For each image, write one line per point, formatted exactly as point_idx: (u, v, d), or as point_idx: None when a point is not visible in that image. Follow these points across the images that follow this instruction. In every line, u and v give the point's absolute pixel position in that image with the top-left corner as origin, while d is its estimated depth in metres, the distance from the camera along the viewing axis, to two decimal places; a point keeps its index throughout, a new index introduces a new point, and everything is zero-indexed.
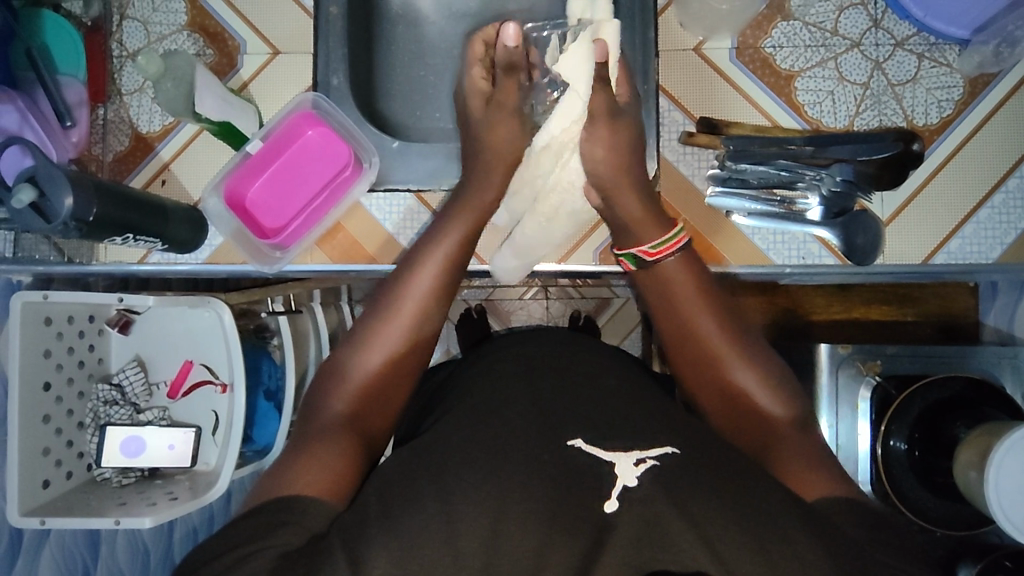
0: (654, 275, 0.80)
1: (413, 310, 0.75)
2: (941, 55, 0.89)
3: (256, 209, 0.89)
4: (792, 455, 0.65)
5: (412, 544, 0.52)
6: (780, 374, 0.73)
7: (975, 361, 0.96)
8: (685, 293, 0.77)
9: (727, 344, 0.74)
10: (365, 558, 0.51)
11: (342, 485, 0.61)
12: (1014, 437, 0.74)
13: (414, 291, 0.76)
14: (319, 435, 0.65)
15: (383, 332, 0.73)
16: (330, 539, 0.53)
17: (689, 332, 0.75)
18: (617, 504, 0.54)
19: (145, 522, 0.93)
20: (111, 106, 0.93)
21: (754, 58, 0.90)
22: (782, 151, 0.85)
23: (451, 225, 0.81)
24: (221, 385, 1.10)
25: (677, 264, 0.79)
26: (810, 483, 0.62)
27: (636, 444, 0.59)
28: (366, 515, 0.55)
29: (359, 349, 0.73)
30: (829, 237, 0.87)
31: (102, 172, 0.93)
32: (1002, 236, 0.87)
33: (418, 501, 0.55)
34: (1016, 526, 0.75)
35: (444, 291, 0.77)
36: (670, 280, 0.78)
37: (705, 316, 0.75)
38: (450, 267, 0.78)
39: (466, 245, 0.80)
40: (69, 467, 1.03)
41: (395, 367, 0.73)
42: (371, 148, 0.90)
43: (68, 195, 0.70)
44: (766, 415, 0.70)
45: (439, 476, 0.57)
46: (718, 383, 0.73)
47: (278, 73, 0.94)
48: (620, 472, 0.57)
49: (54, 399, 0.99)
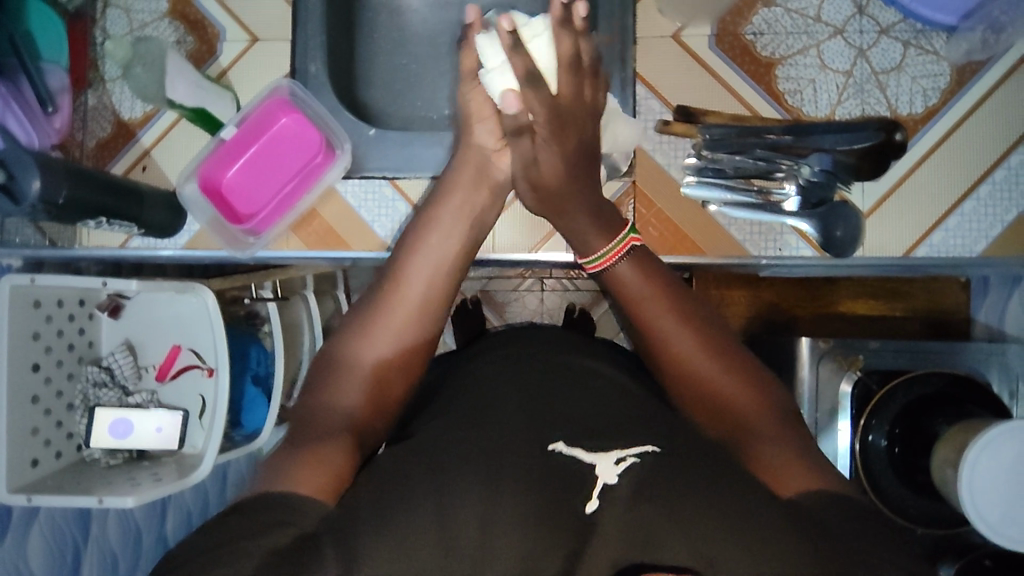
0: (612, 283, 0.79)
1: (417, 295, 0.75)
2: (927, 42, 0.86)
3: (231, 195, 0.90)
4: (772, 456, 0.63)
5: (402, 541, 0.52)
6: (741, 356, 0.72)
7: (962, 358, 0.93)
8: (644, 298, 0.75)
9: (699, 348, 0.72)
10: (357, 556, 0.50)
11: (331, 478, 0.59)
12: (988, 435, 0.72)
13: (420, 274, 0.76)
14: (301, 430, 0.65)
15: (385, 322, 0.73)
16: (321, 537, 0.52)
17: (662, 340, 0.73)
18: (597, 504, 0.55)
19: (127, 501, 0.95)
20: (94, 92, 0.95)
21: (734, 46, 0.88)
22: (759, 140, 0.85)
23: (441, 208, 0.81)
24: (206, 369, 1.13)
25: (630, 268, 0.78)
26: (788, 480, 0.61)
27: (618, 442, 0.59)
28: (356, 513, 0.54)
29: (362, 336, 0.72)
30: (807, 229, 0.86)
31: (83, 158, 0.95)
32: (988, 228, 0.85)
33: (411, 499, 0.55)
34: (990, 526, 0.73)
35: (445, 280, 0.77)
36: (627, 285, 0.77)
37: (665, 312, 0.74)
38: (443, 255, 0.78)
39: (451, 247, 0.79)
40: (58, 447, 1.05)
41: (405, 360, 0.72)
42: (343, 135, 0.90)
43: (36, 177, 0.71)
44: (750, 418, 0.67)
45: (433, 475, 0.57)
46: (699, 393, 0.70)
47: (256, 61, 0.95)
48: (601, 472, 0.57)
49: (43, 379, 1.01)
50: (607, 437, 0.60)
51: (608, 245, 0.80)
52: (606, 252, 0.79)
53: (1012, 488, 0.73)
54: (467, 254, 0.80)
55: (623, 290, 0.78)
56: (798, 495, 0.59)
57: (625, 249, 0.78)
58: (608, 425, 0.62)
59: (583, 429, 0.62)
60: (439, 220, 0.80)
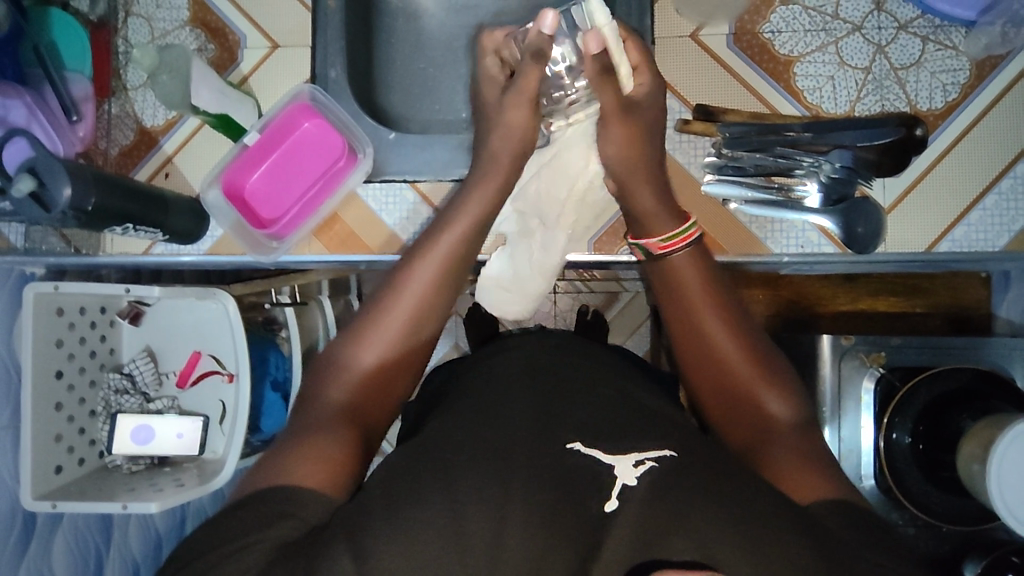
0: (663, 271, 0.78)
1: (410, 300, 0.74)
2: (946, 37, 0.86)
3: (254, 200, 0.91)
4: (782, 458, 0.63)
5: (414, 535, 0.52)
6: (770, 354, 0.71)
7: (985, 353, 0.93)
8: (697, 292, 0.74)
9: (733, 347, 0.71)
10: (367, 553, 0.51)
11: (337, 477, 0.60)
12: (1018, 431, 0.72)
13: (422, 272, 0.75)
14: (330, 429, 0.65)
15: (383, 324, 0.73)
16: (331, 529, 0.53)
17: (698, 333, 0.72)
18: (617, 504, 0.54)
19: (152, 506, 0.95)
20: (116, 101, 0.95)
21: (752, 44, 0.89)
22: (780, 138, 0.84)
23: (463, 215, 0.80)
24: (227, 375, 1.13)
25: (687, 263, 0.76)
26: (808, 488, 0.60)
27: (635, 445, 0.59)
28: (366, 506, 0.54)
29: (362, 332, 0.73)
30: (829, 225, 0.86)
31: (107, 165, 0.95)
32: (1010, 223, 0.85)
33: (421, 495, 0.55)
34: (1020, 521, 0.73)
35: (451, 280, 0.77)
36: (682, 277, 0.76)
37: (713, 307, 0.73)
38: (449, 262, 0.77)
39: (467, 245, 0.78)
40: (81, 453, 1.05)
41: (406, 353, 0.74)
42: (364, 138, 0.90)
43: (65, 184, 0.72)
44: (770, 420, 0.67)
45: (444, 473, 0.57)
46: (726, 389, 0.70)
47: (276, 67, 0.96)
48: (620, 473, 0.56)
49: (66, 386, 1.02)
50: (638, 435, 0.61)
51: (669, 233, 0.78)
52: (674, 236, 0.77)
53: None
54: (468, 258, 0.79)
55: (676, 280, 0.76)
56: (815, 504, 0.58)
57: (692, 237, 0.77)
58: (635, 421, 0.63)
59: (605, 429, 0.62)
60: (455, 225, 0.79)
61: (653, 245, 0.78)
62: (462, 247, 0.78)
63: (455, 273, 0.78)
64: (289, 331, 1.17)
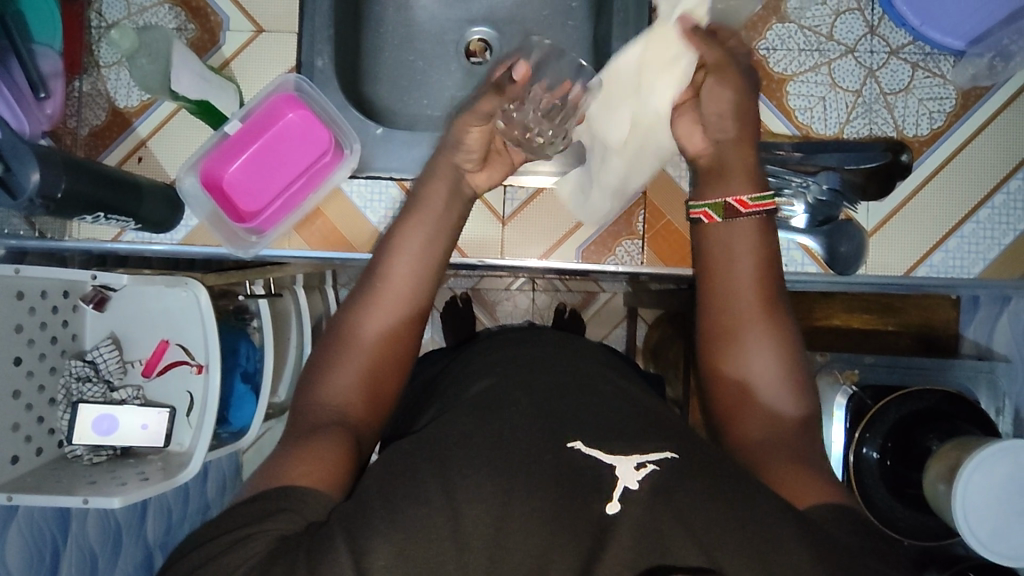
0: (713, 239, 0.76)
1: (406, 288, 0.74)
2: (935, 65, 0.88)
3: (233, 191, 0.88)
4: (782, 462, 0.64)
5: (406, 541, 0.50)
6: (793, 348, 0.72)
7: (953, 374, 0.96)
8: (737, 270, 0.74)
9: (751, 337, 0.71)
10: (368, 546, 0.49)
11: (337, 476, 0.59)
12: (984, 452, 0.74)
13: (401, 271, 0.75)
14: (316, 430, 0.64)
15: (383, 300, 0.73)
16: (329, 526, 0.52)
17: (734, 318, 0.72)
18: (618, 506, 0.52)
19: (114, 502, 0.91)
20: (88, 78, 0.91)
21: (747, 60, 0.89)
22: (771, 156, 0.86)
23: (421, 214, 0.78)
24: (197, 366, 1.09)
25: (750, 230, 0.75)
26: (802, 491, 0.60)
27: (635, 449, 0.58)
28: (367, 502, 0.54)
29: (368, 310, 0.73)
30: (813, 244, 0.87)
31: (76, 146, 0.91)
32: (986, 250, 0.87)
33: (420, 491, 0.53)
34: (980, 541, 0.75)
35: (428, 274, 0.76)
36: (735, 252, 0.74)
37: (749, 293, 0.73)
38: (427, 255, 0.76)
39: (437, 239, 0.78)
40: (39, 443, 1.00)
41: (402, 336, 0.73)
42: (352, 134, 0.88)
43: (34, 170, 0.69)
44: (783, 418, 0.69)
45: (442, 469, 0.56)
46: (738, 381, 0.71)
47: (260, 53, 0.92)
48: (620, 475, 0.55)
49: (25, 373, 0.97)
50: (628, 440, 0.60)
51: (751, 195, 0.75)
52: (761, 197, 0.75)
53: (1003, 505, 0.74)
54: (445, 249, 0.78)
55: (721, 250, 0.75)
56: (812, 507, 0.58)
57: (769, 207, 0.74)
58: (627, 428, 0.62)
59: (599, 432, 0.61)
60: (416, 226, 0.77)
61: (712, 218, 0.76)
62: (429, 245, 0.77)
63: (434, 267, 0.77)
64: (261, 322, 1.13)
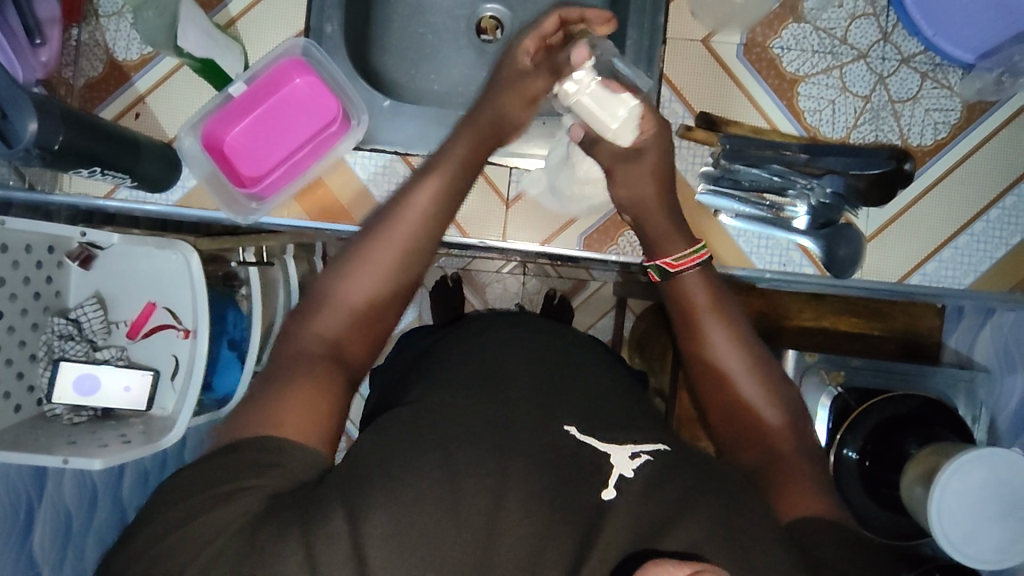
0: (671, 290, 0.75)
1: (406, 236, 0.67)
2: (944, 77, 0.91)
3: (234, 154, 0.87)
4: (797, 477, 0.62)
5: (407, 512, 0.50)
6: (759, 350, 0.71)
7: (932, 381, 0.92)
8: (703, 304, 0.72)
9: (731, 336, 0.70)
10: (362, 516, 0.49)
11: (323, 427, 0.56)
12: (960, 458, 0.75)
13: (411, 215, 0.67)
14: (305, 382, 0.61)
15: (377, 252, 0.66)
16: (325, 487, 0.51)
17: (698, 340, 0.71)
18: (615, 492, 0.53)
19: (94, 463, 0.88)
20: (86, 28, 0.88)
21: (761, 57, 0.91)
22: (778, 156, 0.89)
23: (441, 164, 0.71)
24: (183, 330, 1.05)
25: (698, 282, 0.74)
26: (794, 502, 0.60)
27: (629, 439, 0.58)
28: (356, 465, 0.53)
29: (352, 273, 0.65)
30: (812, 246, 0.90)
31: (70, 97, 0.88)
32: (978, 263, 0.92)
33: (418, 454, 0.53)
34: (953, 543, 0.75)
35: (441, 224, 0.69)
36: (691, 296, 0.74)
37: (711, 314, 0.72)
38: (445, 199, 0.69)
39: (456, 184, 0.70)
40: (17, 400, 0.97)
41: (381, 305, 0.65)
42: (360, 105, 0.86)
43: (33, 120, 0.67)
44: (767, 432, 0.66)
45: (446, 446, 0.55)
46: (729, 401, 0.69)
47: (270, 14, 0.90)
48: (616, 463, 0.55)
49: (6, 327, 0.93)
50: (624, 431, 0.59)
51: (678, 253, 0.75)
52: (685, 255, 0.74)
53: (975, 509, 0.75)
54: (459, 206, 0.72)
55: (686, 300, 0.74)
56: (799, 519, 0.58)
57: (703, 259, 0.74)
58: (626, 422, 0.61)
59: (589, 422, 0.60)
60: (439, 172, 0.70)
61: (669, 263, 0.74)
62: (450, 189, 0.70)
63: (447, 220, 0.70)
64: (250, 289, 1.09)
